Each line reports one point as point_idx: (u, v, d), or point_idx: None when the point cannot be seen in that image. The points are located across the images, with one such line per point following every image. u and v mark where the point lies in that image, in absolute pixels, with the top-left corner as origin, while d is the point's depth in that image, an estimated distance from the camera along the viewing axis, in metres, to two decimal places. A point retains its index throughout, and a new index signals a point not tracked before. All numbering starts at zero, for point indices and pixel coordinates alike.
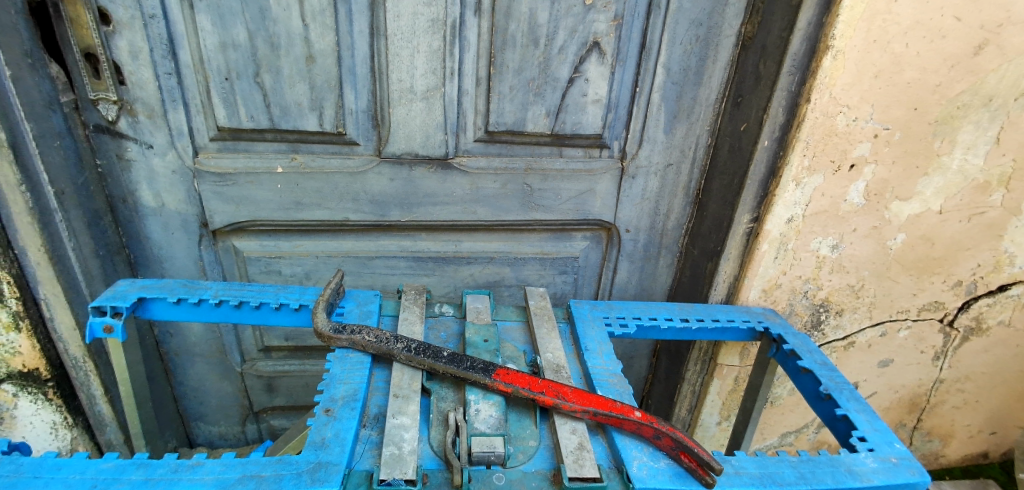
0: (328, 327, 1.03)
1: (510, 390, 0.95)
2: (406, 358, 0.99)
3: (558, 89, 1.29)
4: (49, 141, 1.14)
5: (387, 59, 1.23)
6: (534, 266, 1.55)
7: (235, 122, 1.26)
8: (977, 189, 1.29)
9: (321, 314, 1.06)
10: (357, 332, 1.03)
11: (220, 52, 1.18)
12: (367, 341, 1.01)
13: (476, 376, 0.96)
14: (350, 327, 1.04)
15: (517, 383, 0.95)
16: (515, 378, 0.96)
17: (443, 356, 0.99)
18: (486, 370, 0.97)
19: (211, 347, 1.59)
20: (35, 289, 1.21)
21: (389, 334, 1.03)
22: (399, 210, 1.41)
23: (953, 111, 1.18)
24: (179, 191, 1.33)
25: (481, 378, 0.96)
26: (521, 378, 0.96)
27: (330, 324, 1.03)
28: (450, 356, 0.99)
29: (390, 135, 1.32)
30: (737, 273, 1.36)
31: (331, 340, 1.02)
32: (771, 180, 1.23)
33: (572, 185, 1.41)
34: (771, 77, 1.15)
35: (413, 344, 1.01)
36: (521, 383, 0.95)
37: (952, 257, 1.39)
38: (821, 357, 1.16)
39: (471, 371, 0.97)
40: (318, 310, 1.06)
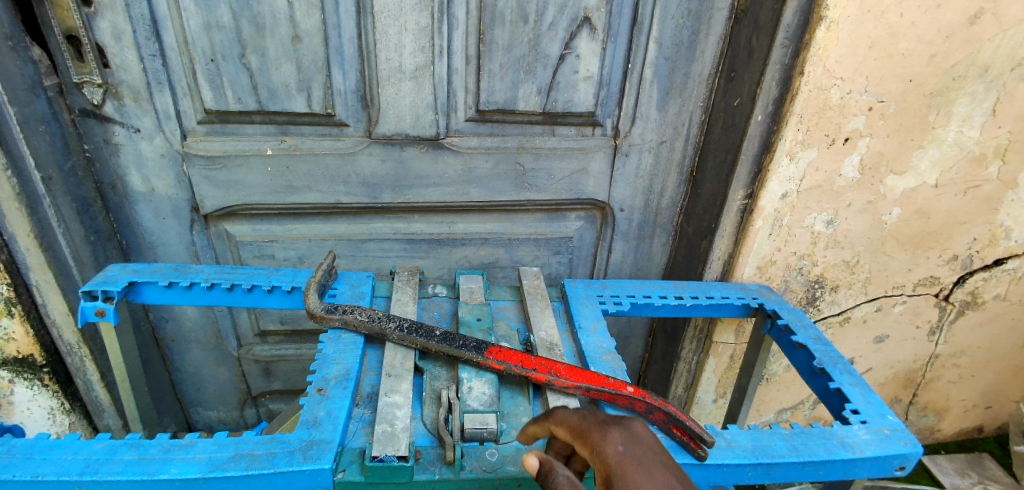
0: (320, 307, 1.02)
1: (503, 367, 0.95)
2: (399, 337, 0.99)
3: (549, 67, 1.27)
4: (34, 126, 1.12)
5: (375, 37, 1.21)
6: (528, 247, 1.54)
7: (222, 104, 1.25)
8: (973, 162, 1.28)
9: (313, 295, 1.05)
10: (349, 312, 1.02)
11: (204, 33, 1.16)
12: (359, 321, 1.01)
13: (469, 354, 0.96)
14: (342, 307, 1.03)
15: (509, 360, 0.95)
16: (508, 355, 0.96)
17: (436, 335, 0.99)
18: (479, 348, 0.97)
19: (207, 333, 1.59)
20: (26, 276, 1.20)
21: (381, 314, 1.03)
22: (391, 192, 1.40)
23: (948, 82, 1.16)
24: (168, 175, 1.32)
25: (473, 356, 0.96)
26: (512, 355, 0.96)
27: (322, 305, 1.03)
28: (442, 335, 0.99)
29: (379, 115, 1.30)
30: (732, 250, 1.35)
31: (324, 320, 1.01)
32: (765, 155, 1.22)
33: (565, 164, 1.40)
34: (764, 50, 1.13)
35: (405, 323, 1.01)
36: (513, 361, 0.95)
37: (947, 231, 1.38)
38: (815, 332, 1.16)
39: (463, 349, 0.97)
40: (309, 291, 1.06)
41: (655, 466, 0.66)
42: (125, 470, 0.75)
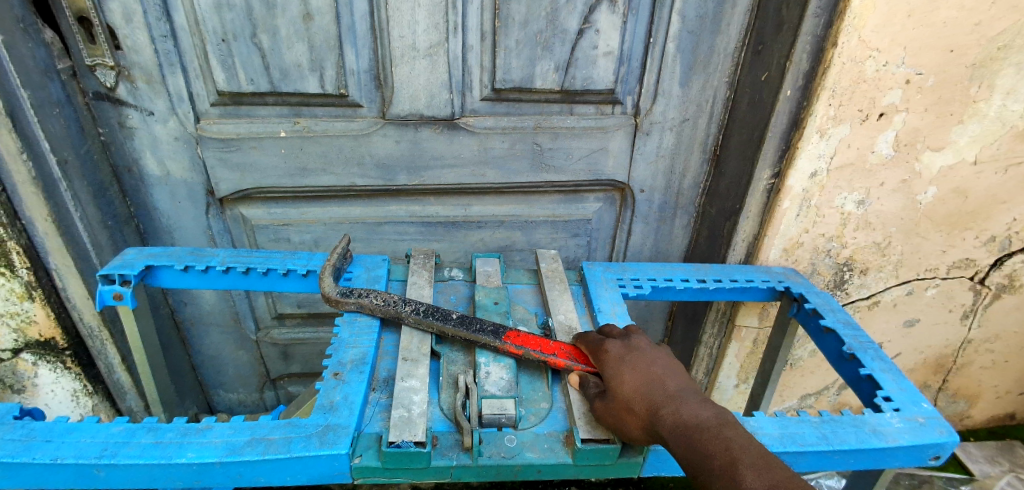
0: (335, 291, 1.01)
1: (521, 352, 0.93)
2: (414, 320, 0.97)
3: (567, 42, 1.23)
4: (48, 109, 1.12)
5: (388, 14, 1.18)
6: (546, 230, 1.51)
7: (235, 86, 1.23)
8: (1016, 138, 1.21)
9: (328, 279, 1.04)
10: (364, 296, 1.01)
11: (215, 12, 1.14)
12: (375, 305, 0.99)
13: (486, 338, 0.94)
14: (359, 291, 1.02)
15: (529, 345, 0.93)
16: (528, 341, 0.94)
17: (452, 319, 0.97)
18: (497, 332, 0.95)
19: (225, 316, 1.60)
20: (46, 260, 1.21)
21: (396, 297, 1.01)
22: (406, 174, 1.38)
23: (993, 52, 1.10)
24: (183, 158, 1.31)
25: (490, 339, 0.94)
26: (532, 341, 0.94)
27: (337, 289, 1.01)
28: (459, 318, 0.97)
29: (394, 95, 1.27)
30: (757, 232, 1.31)
31: (339, 304, 1.00)
32: (794, 131, 1.17)
33: (584, 143, 1.36)
34: (794, 20, 1.08)
35: (421, 307, 0.99)
36: (533, 346, 0.93)
37: (986, 211, 1.32)
38: (845, 316, 1.12)
39: (480, 333, 0.95)
40: (324, 274, 1.04)
41: (638, 360, 0.86)
42: (143, 454, 0.75)
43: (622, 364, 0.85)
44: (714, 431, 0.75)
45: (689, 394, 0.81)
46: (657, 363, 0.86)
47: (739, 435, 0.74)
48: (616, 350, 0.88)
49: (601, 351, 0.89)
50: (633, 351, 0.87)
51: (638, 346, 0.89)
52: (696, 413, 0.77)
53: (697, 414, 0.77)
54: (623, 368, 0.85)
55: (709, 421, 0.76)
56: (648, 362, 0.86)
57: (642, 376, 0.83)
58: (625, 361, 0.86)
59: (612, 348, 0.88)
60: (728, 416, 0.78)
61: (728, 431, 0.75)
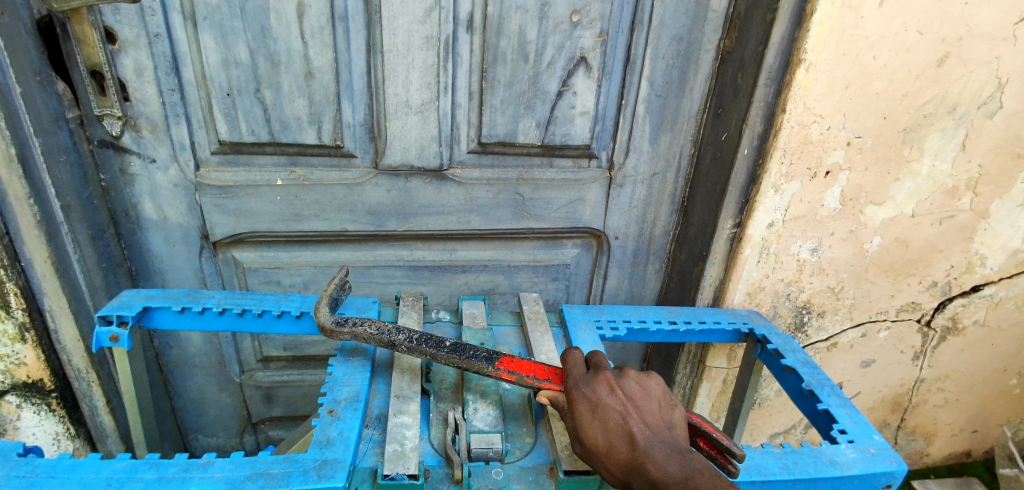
0: (330, 320, 1.04)
1: (514, 377, 0.95)
2: (408, 346, 1.00)
3: (547, 102, 1.35)
4: (57, 156, 1.17)
5: (383, 74, 1.28)
6: (527, 274, 1.60)
7: (236, 136, 1.31)
8: (946, 194, 1.35)
9: (324, 308, 1.07)
10: (358, 325, 1.04)
11: (222, 68, 1.23)
12: (369, 334, 1.02)
13: (479, 364, 0.96)
14: (354, 321, 1.04)
15: (516, 371, 0.95)
16: (516, 367, 0.96)
17: (445, 346, 1.00)
18: (488, 358, 0.97)
19: (210, 358, 1.62)
20: (40, 301, 1.23)
21: (390, 327, 1.04)
22: (395, 220, 1.46)
23: (920, 119, 1.24)
24: (181, 203, 1.37)
25: (481, 363, 0.96)
26: (521, 366, 0.96)
27: (332, 318, 1.05)
28: (451, 346, 1.00)
29: (386, 147, 1.37)
30: (723, 277, 1.41)
31: (333, 332, 1.03)
32: (752, 186, 1.29)
33: (563, 194, 1.47)
34: (748, 88, 1.21)
35: (414, 336, 1.02)
36: (524, 373, 0.96)
37: (926, 259, 1.45)
38: (803, 356, 1.21)
39: (473, 359, 0.97)
40: (321, 304, 1.07)
41: (605, 409, 0.86)
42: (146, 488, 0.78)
43: (591, 414, 0.85)
44: (684, 486, 0.76)
45: (658, 441, 0.82)
46: (628, 408, 0.86)
47: (708, 483, 0.76)
48: (586, 397, 0.88)
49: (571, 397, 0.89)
50: (603, 396, 0.87)
51: (608, 388, 0.88)
52: (666, 467, 0.78)
53: (666, 467, 0.78)
54: (592, 423, 0.85)
55: (678, 475, 0.77)
56: (618, 409, 0.85)
57: (612, 429, 0.84)
58: (594, 411, 0.85)
59: (580, 398, 0.88)
60: (695, 462, 0.79)
61: (699, 484, 0.76)
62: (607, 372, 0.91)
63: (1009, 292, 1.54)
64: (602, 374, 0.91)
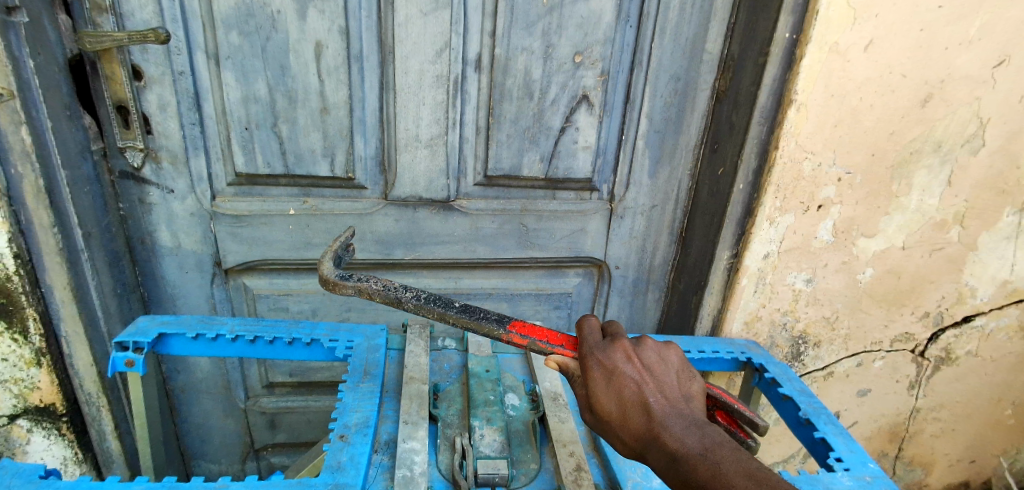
0: (334, 274, 1.01)
1: (526, 341, 0.95)
2: (416, 303, 0.99)
3: (551, 137, 1.41)
4: (81, 186, 1.22)
5: (395, 110, 1.34)
6: (530, 302, 1.64)
7: (252, 168, 1.37)
8: (935, 227, 1.40)
9: (327, 263, 1.04)
10: (363, 280, 1.00)
11: (242, 104, 1.29)
12: (374, 290, 0.99)
13: (491, 327, 0.97)
14: (358, 277, 1.01)
15: (527, 336, 0.96)
16: (529, 333, 0.97)
17: (455, 306, 1.00)
18: (500, 321, 0.98)
19: (216, 383, 1.64)
20: (57, 327, 1.26)
21: (396, 284, 1.02)
22: (402, 249, 1.51)
23: (907, 156, 1.30)
24: (196, 232, 1.42)
25: (492, 324, 0.97)
26: (534, 332, 0.96)
27: (335, 272, 1.01)
28: (461, 307, 1.00)
29: (396, 179, 1.42)
30: (721, 306, 1.46)
31: (337, 287, 0.99)
32: (747, 219, 1.34)
33: (565, 224, 1.52)
34: (743, 126, 1.28)
35: (422, 294, 1.01)
36: (536, 339, 0.96)
37: (917, 290, 1.49)
38: (800, 385, 1.24)
39: (485, 322, 0.97)
40: (324, 258, 1.04)
41: (620, 379, 0.87)
42: None
43: (606, 384, 0.87)
44: (703, 459, 0.77)
45: (675, 413, 0.83)
46: (644, 378, 0.87)
47: (729, 457, 0.77)
48: (602, 365, 0.88)
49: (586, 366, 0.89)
50: (619, 365, 0.88)
51: (625, 357, 0.89)
52: (685, 440, 0.79)
53: (685, 440, 0.80)
54: (607, 393, 0.86)
55: (697, 448, 0.78)
56: (634, 379, 0.87)
57: (628, 400, 0.85)
58: (609, 380, 0.87)
59: (596, 366, 0.89)
60: (714, 436, 0.80)
61: (719, 457, 0.77)
62: (625, 340, 0.91)
63: (1000, 322, 1.58)
64: (620, 342, 0.92)
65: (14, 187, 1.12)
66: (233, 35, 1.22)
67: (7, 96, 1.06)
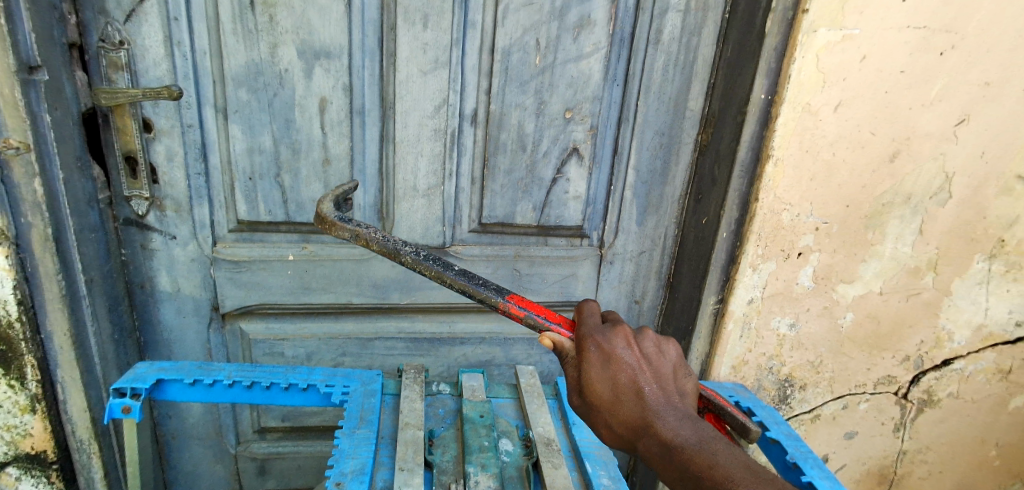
0: (332, 216, 1.07)
1: (523, 314, 0.97)
2: (413, 260, 1.03)
3: (543, 187, 1.47)
4: (87, 234, 1.25)
5: (394, 161, 1.40)
6: (523, 345, 1.67)
7: (253, 215, 1.41)
8: (910, 273, 1.46)
9: (327, 205, 1.12)
10: (361, 226, 1.06)
11: (247, 155, 1.35)
12: (371, 237, 1.04)
13: (489, 294, 0.99)
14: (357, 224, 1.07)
15: (523, 310, 0.97)
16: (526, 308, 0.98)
17: (454, 269, 1.03)
18: (495, 291, 1.00)
19: (208, 428, 1.64)
20: (54, 373, 1.27)
21: (396, 239, 1.06)
22: (398, 294, 1.54)
23: (879, 207, 1.37)
24: (196, 277, 1.45)
25: (484, 292, 0.99)
26: (531, 308, 0.98)
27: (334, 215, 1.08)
28: (460, 271, 1.03)
29: (393, 227, 1.47)
30: (708, 351, 1.50)
31: (335, 228, 1.06)
32: (731, 266, 1.40)
33: (556, 270, 1.57)
34: (724, 179, 1.35)
35: (421, 251, 1.05)
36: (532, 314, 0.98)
37: (897, 334, 1.53)
38: (787, 429, 1.27)
39: (483, 288, 1.00)
40: (325, 201, 1.12)
41: (618, 367, 0.90)
42: None
43: (604, 369, 0.89)
44: (699, 450, 0.84)
45: (670, 406, 0.88)
46: (641, 366, 0.90)
47: (724, 451, 0.83)
48: (600, 349, 0.91)
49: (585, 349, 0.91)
50: (618, 351, 0.91)
51: (624, 342, 0.91)
52: (680, 432, 0.85)
53: (681, 432, 0.86)
54: (604, 378, 0.90)
55: (692, 439, 0.85)
56: (631, 367, 0.90)
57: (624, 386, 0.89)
58: (607, 365, 0.89)
59: (593, 351, 0.91)
60: (708, 432, 0.86)
61: (715, 449, 0.83)
62: (625, 326, 0.93)
63: (978, 366, 1.61)
64: (620, 327, 0.93)
65: (23, 236, 1.15)
66: (241, 91, 1.28)
67: (23, 149, 1.09)
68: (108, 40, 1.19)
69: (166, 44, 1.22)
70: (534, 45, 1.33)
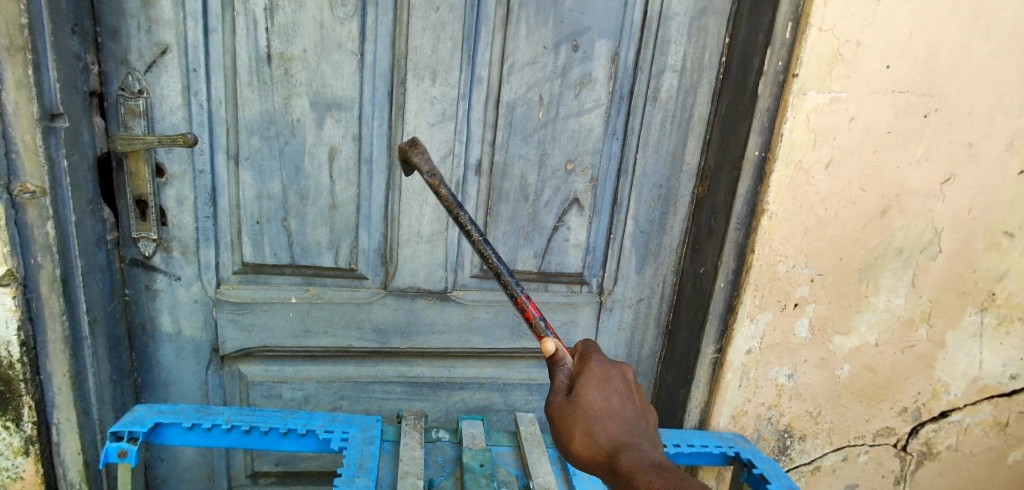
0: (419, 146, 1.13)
1: (534, 314, 1.01)
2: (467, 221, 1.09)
3: (544, 235, 1.50)
4: (93, 275, 1.27)
5: (399, 208, 1.44)
6: (522, 391, 1.67)
7: (259, 258, 1.43)
8: (904, 325, 1.48)
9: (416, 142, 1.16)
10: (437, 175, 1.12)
11: (256, 200, 1.38)
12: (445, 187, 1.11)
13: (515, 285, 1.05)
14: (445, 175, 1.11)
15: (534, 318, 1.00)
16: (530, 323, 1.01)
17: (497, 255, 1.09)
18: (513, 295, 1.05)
19: (200, 472, 1.61)
20: (50, 414, 1.25)
21: None
22: (399, 337, 1.55)
23: (872, 260, 1.41)
24: (197, 318, 1.45)
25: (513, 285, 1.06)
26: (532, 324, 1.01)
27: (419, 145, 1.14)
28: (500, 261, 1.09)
29: (396, 271, 1.49)
30: (708, 400, 1.51)
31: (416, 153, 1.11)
32: (729, 316, 1.42)
33: (556, 315, 1.58)
34: (721, 231, 1.39)
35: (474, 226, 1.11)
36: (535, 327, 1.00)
37: (894, 385, 1.54)
38: (788, 481, 1.26)
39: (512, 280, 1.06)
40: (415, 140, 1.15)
41: (615, 387, 0.94)
42: None
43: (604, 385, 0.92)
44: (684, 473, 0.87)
45: (649, 439, 0.93)
46: (631, 398, 0.96)
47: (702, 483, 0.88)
48: (601, 366, 0.95)
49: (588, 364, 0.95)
50: (614, 376, 0.96)
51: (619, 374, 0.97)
52: (663, 459, 0.89)
53: (663, 459, 0.89)
54: (601, 392, 0.91)
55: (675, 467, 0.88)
56: (625, 394, 0.95)
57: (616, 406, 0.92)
58: (605, 380, 0.93)
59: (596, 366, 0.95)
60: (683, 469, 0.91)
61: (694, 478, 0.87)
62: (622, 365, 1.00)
63: (976, 418, 1.60)
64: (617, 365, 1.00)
65: (31, 277, 1.16)
66: (254, 139, 1.33)
67: (39, 193, 1.12)
68: (128, 89, 1.24)
69: (184, 94, 1.26)
70: (537, 101, 1.38)
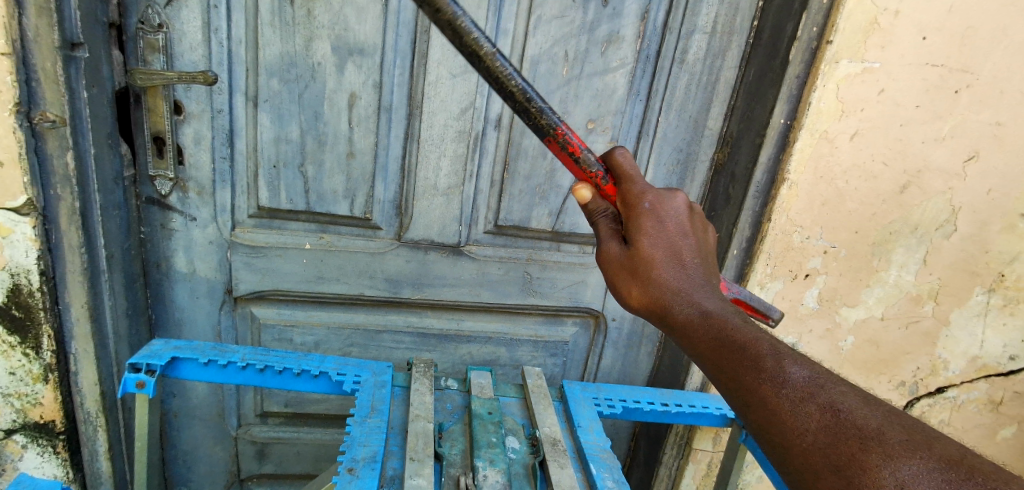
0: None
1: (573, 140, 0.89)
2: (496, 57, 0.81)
3: (560, 194, 1.51)
4: (111, 210, 1.26)
5: (417, 159, 1.43)
6: (528, 347, 1.71)
7: (275, 203, 1.43)
8: (911, 301, 1.49)
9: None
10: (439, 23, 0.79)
11: (273, 143, 1.37)
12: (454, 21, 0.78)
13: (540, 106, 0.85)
14: None
15: (572, 153, 0.89)
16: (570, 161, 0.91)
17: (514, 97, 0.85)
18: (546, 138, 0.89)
19: (212, 410, 1.65)
20: (68, 344, 1.28)
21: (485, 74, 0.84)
22: (410, 288, 1.57)
23: (886, 235, 1.41)
24: (212, 259, 1.46)
25: (518, 91, 0.84)
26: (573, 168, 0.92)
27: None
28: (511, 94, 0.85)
29: (411, 222, 1.49)
30: None
31: None
32: (740, 283, 1.45)
33: (567, 275, 1.61)
34: (738, 198, 1.39)
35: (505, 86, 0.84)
36: (576, 164, 0.90)
37: (894, 360, 1.57)
38: None
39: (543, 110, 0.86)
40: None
41: (662, 226, 0.86)
42: None
43: (660, 228, 0.85)
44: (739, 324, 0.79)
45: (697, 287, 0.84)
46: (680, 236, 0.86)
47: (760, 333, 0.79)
48: (652, 206, 0.86)
49: (628, 191, 0.88)
50: (660, 217, 0.86)
51: (660, 220, 0.86)
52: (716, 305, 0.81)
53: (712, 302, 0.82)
54: (656, 230, 0.85)
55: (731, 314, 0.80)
56: (663, 238, 0.85)
57: (678, 250, 0.85)
58: (655, 223, 0.86)
59: (645, 212, 0.86)
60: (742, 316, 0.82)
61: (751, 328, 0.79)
62: (677, 197, 0.89)
63: (970, 395, 1.63)
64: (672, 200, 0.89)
65: (51, 208, 1.16)
66: (273, 81, 1.30)
67: (59, 123, 1.10)
68: (147, 22, 1.21)
69: (204, 31, 1.24)
70: (562, 56, 1.36)
